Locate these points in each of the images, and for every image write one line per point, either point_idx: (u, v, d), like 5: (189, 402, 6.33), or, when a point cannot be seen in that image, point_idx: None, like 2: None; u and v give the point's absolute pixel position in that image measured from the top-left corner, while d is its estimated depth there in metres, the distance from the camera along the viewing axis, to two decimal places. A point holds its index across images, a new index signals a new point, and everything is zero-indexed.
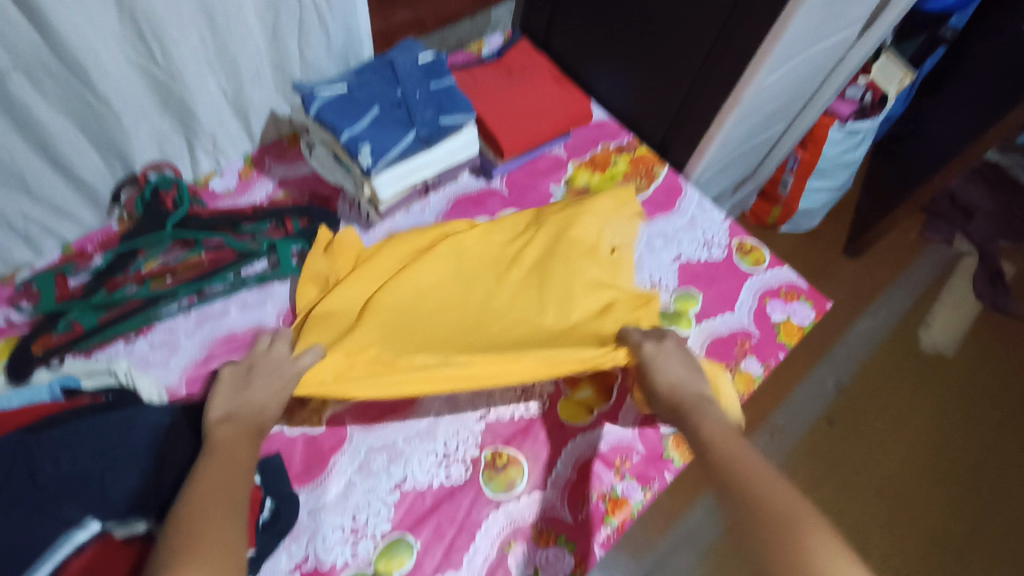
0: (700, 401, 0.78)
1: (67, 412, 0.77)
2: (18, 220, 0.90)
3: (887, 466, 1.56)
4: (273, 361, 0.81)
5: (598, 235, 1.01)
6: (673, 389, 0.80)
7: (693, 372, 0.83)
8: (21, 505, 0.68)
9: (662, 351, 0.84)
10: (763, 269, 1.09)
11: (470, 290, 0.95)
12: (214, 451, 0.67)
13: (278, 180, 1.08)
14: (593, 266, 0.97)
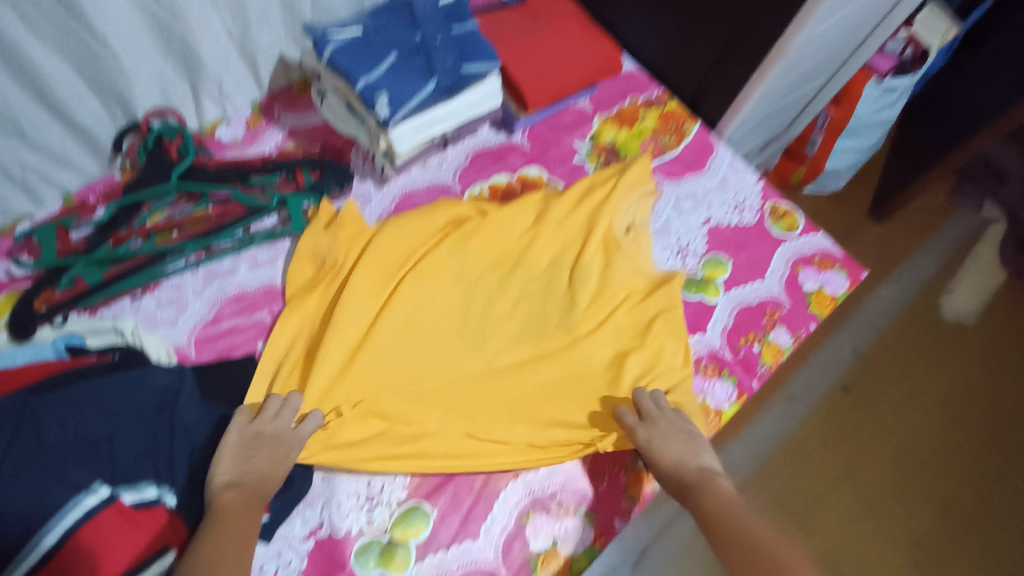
0: (704, 478, 0.74)
1: (73, 372, 0.74)
2: (15, 168, 0.85)
3: (901, 434, 1.43)
4: (281, 432, 0.74)
5: (613, 214, 0.94)
6: (677, 470, 0.75)
7: (693, 443, 0.78)
8: (27, 466, 0.66)
9: (657, 432, 0.78)
10: (796, 235, 1.03)
11: (481, 265, 0.91)
12: (221, 519, 0.65)
13: (288, 130, 1.02)
14: (603, 257, 0.92)
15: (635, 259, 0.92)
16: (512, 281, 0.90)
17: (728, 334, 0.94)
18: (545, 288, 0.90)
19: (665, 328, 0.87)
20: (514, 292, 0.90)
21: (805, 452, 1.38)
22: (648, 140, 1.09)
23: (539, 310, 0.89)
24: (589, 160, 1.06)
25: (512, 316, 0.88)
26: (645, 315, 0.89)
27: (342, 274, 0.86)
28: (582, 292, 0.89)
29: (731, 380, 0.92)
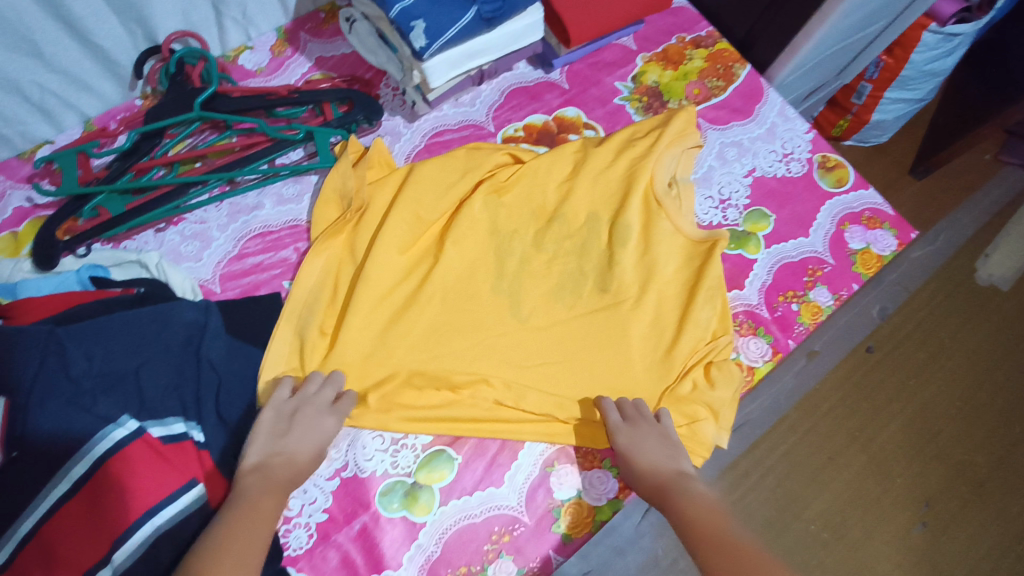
0: (681, 482, 0.69)
1: (99, 303, 0.73)
2: (33, 90, 0.82)
3: (919, 397, 1.36)
4: (319, 409, 0.72)
5: (654, 168, 0.87)
6: (652, 471, 0.70)
7: (671, 447, 0.73)
8: (56, 396, 0.65)
9: (638, 433, 0.73)
10: (845, 190, 0.98)
11: (516, 220, 0.87)
12: (243, 496, 0.62)
13: (315, 59, 0.97)
14: (643, 215, 0.86)
15: (675, 221, 0.86)
16: (547, 238, 0.86)
17: (767, 292, 0.91)
18: (580, 246, 0.86)
19: (705, 298, 0.82)
20: (549, 250, 0.86)
21: (818, 407, 1.34)
22: (694, 82, 1.02)
23: (575, 267, 0.86)
24: (630, 102, 1.00)
25: (545, 274, 0.85)
26: (684, 278, 0.84)
27: (369, 214, 0.83)
28: (622, 251, 0.85)
29: (767, 338, 0.89)
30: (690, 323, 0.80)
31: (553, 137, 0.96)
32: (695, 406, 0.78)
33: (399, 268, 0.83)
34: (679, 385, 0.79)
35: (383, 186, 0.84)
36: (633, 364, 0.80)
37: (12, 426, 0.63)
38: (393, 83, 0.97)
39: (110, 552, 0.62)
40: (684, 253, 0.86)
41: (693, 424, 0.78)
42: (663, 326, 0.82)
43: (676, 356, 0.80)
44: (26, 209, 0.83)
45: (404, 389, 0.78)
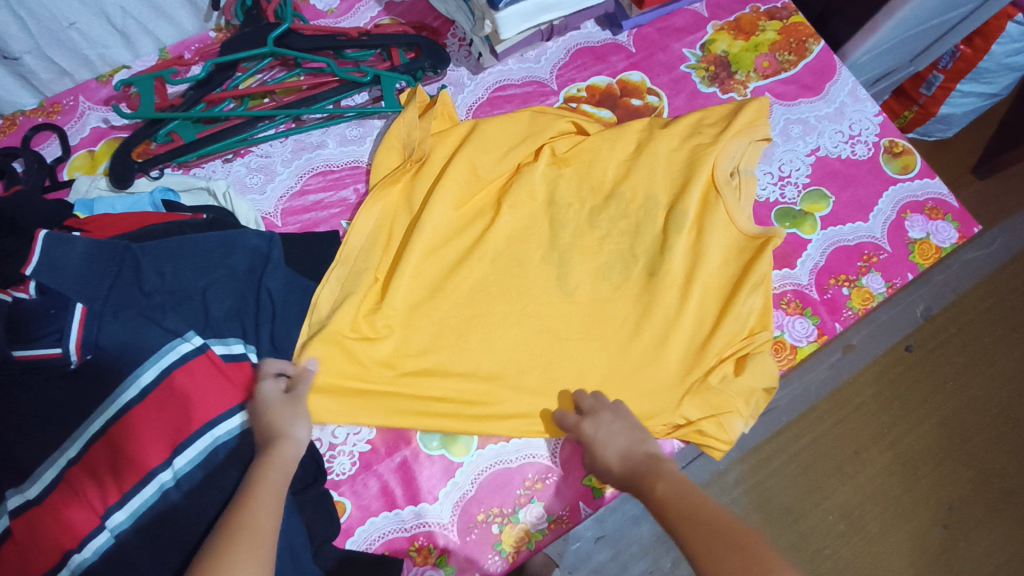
0: (653, 464, 0.66)
1: (171, 225, 0.76)
2: (116, 14, 0.83)
3: (952, 403, 1.33)
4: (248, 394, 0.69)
5: (718, 156, 0.83)
6: (623, 458, 0.68)
7: (636, 430, 0.70)
8: (129, 307, 0.69)
9: (602, 423, 0.72)
10: (910, 177, 0.96)
11: (573, 194, 0.86)
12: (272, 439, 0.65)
13: (385, 4, 0.97)
14: (700, 205, 0.84)
15: (732, 212, 0.82)
16: (602, 214, 0.85)
17: (818, 273, 0.90)
18: (634, 227, 0.84)
19: (748, 293, 0.79)
20: (602, 228, 0.85)
21: (852, 400, 1.32)
22: (764, 55, 1.00)
23: (627, 249, 0.84)
24: (696, 70, 0.98)
25: (596, 240, 0.84)
26: (729, 273, 0.82)
27: (428, 166, 0.84)
28: (675, 237, 0.82)
29: (814, 318, 0.88)
30: (731, 313, 0.79)
31: (615, 100, 0.95)
32: (726, 398, 0.77)
33: (453, 222, 0.84)
34: (709, 377, 0.77)
35: (445, 138, 0.85)
36: (678, 330, 0.80)
37: (89, 332, 0.66)
38: (460, 34, 0.97)
39: (172, 457, 0.67)
40: (734, 247, 0.83)
41: (719, 415, 0.76)
42: (703, 317, 0.81)
43: (710, 348, 0.78)
44: (103, 130, 0.86)
45: (450, 337, 0.80)
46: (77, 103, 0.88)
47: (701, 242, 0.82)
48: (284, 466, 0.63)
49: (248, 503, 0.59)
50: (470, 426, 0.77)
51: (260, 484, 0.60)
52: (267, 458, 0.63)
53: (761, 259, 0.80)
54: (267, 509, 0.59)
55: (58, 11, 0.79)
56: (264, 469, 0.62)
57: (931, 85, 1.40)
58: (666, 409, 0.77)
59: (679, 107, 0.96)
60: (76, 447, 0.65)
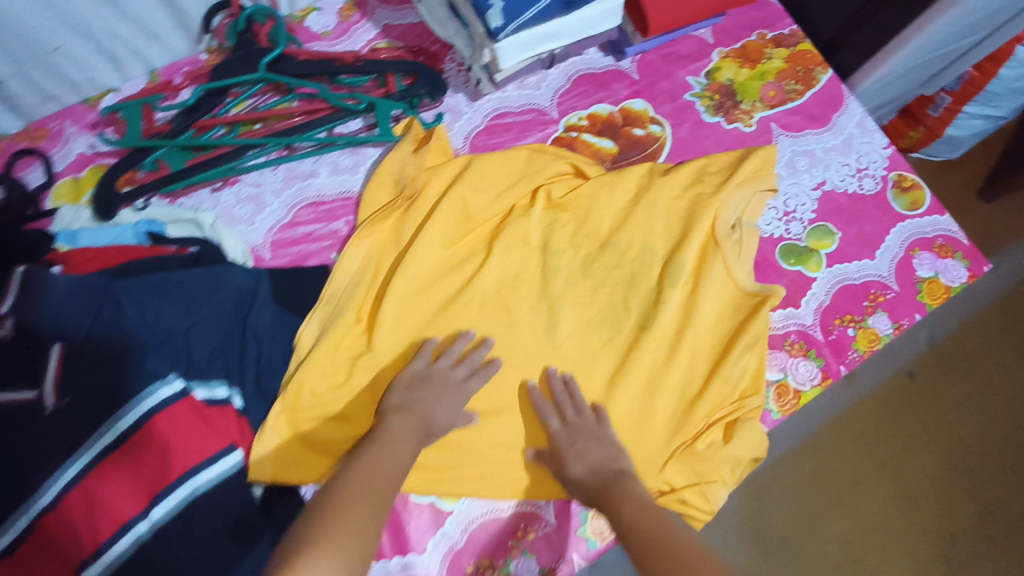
0: (623, 483, 0.70)
1: (155, 261, 0.73)
2: (104, 37, 0.81)
3: (956, 433, 1.30)
4: (454, 382, 0.76)
5: (720, 208, 0.85)
6: (591, 473, 0.72)
7: (607, 447, 0.74)
8: (109, 349, 0.66)
9: (578, 438, 0.75)
10: (919, 213, 0.93)
11: (568, 240, 0.86)
12: (392, 436, 0.69)
13: (382, 27, 0.93)
14: (699, 256, 0.85)
15: (730, 268, 0.84)
16: (597, 261, 0.85)
17: (823, 313, 0.88)
18: (629, 277, 0.85)
19: (741, 352, 0.79)
20: (595, 277, 0.84)
21: (852, 430, 1.29)
22: (770, 84, 0.97)
23: (619, 300, 0.84)
24: (701, 99, 0.95)
25: (589, 291, 0.84)
26: (723, 330, 0.82)
27: (419, 203, 0.82)
28: (671, 291, 0.83)
29: (818, 361, 0.86)
30: (723, 371, 0.79)
31: (616, 130, 0.93)
32: (712, 465, 0.76)
33: (443, 261, 0.83)
34: (696, 443, 0.76)
35: (440, 171, 0.83)
36: (666, 387, 0.79)
37: (64, 374, 0.64)
38: (458, 59, 0.94)
39: (149, 507, 0.63)
40: (733, 303, 0.84)
41: (703, 484, 0.75)
42: (692, 376, 0.80)
43: (697, 412, 0.78)
44: (89, 156, 0.83)
45: None
46: (63, 128, 0.85)
47: (695, 296, 0.83)
48: (398, 461, 0.67)
49: (346, 491, 0.62)
50: (457, 487, 0.76)
51: (370, 477, 0.64)
52: (382, 450, 0.67)
53: (757, 319, 0.81)
54: (370, 500, 0.62)
55: (43, 33, 0.76)
56: (373, 458, 0.66)
57: (938, 106, 1.37)
58: (650, 473, 0.77)
59: (683, 138, 0.93)
60: (73, 470, 0.61)
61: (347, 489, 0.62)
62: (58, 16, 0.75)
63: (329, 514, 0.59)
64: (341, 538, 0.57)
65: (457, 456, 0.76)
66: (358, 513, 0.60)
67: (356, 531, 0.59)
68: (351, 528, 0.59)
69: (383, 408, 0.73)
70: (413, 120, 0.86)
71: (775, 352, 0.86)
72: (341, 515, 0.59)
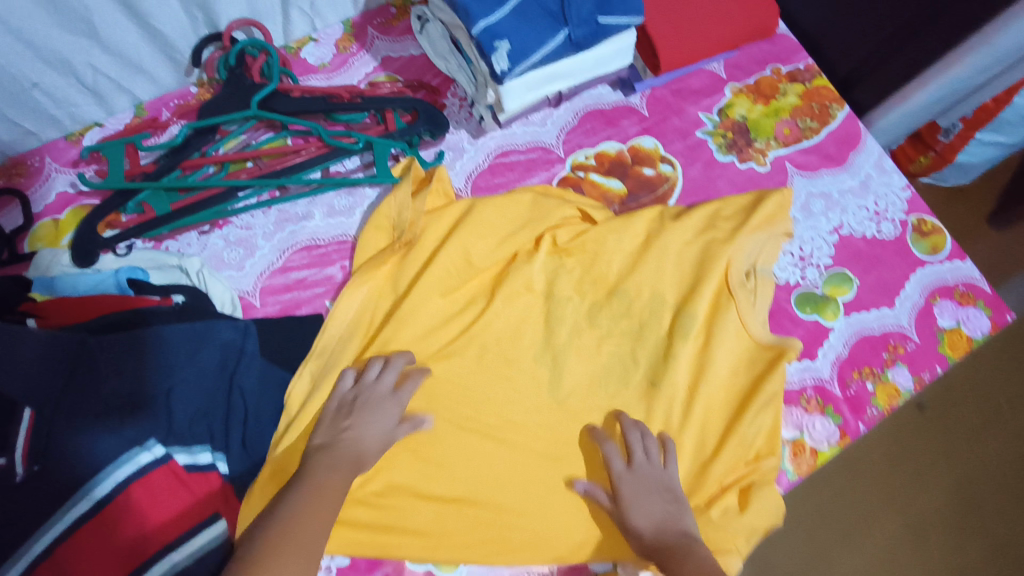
0: (685, 545, 0.66)
1: (137, 314, 0.69)
2: (85, 72, 0.76)
3: (967, 464, 1.22)
4: (381, 397, 0.70)
5: (734, 255, 0.81)
6: (656, 530, 0.67)
7: (673, 502, 0.69)
8: (83, 413, 0.61)
9: (642, 488, 0.70)
10: (938, 259, 0.89)
11: (574, 287, 0.82)
12: (317, 474, 0.63)
13: (381, 59, 0.89)
14: (711, 306, 0.81)
15: (745, 318, 0.79)
16: (603, 310, 0.81)
17: (840, 366, 0.84)
18: (637, 326, 0.81)
19: (756, 411, 0.75)
20: (602, 326, 0.80)
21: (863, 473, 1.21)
22: (785, 121, 0.93)
23: (627, 352, 0.80)
24: (713, 137, 0.91)
25: (596, 342, 0.80)
26: (736, 387, 0.79)
27: (418, 249, 0.78)
28: (681, 344, 0.79)
29: (835, 417, 0.82)
30: (736, 434, 0.75)
31: (626, 169, 0.89)
32: (727, 534, 0.71)
33: (443, 310, 0.79)
34: (710, 509, 0.72)
35: (439, 216, 0.79)
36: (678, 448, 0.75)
37: (35, 440, 0.58)
38: (460, 93, 0.89)
39: None
40: (748, 356, 0.80)
41: (717, 554, 0.70)
42: (703, 436, 0.76)
43: (710, 474, 0.74)
44: (71, 196, 0.79)
45: (440, 442, 0.75)
46: (44, 165, 0.81)
47: (708, 349, 0.79)
48: (325, 507, 0.61)
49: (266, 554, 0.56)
50: (456, 556, 0.71)
51: (286, 531, 0.58)
52: (308, 489, 0.62)
53: (774, 376, 0.77)
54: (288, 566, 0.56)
55: (18, 70, 0.72)
56: (298, 507, 0.60)
57: (949, 132, 1.29)
58: None
59: (694, 178, 0.89)
60: (45, 541, 0.56)
61: (280, 536, 0.57)
62: (34, 52, 0.72)
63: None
64: None
65: (456, 522, 0.72)
66: (283, 563, 0.56)
67: None
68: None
69: (309, 448, 0.67)
70: (413, 161, 0.82)
71: (790, 408, 0.82)
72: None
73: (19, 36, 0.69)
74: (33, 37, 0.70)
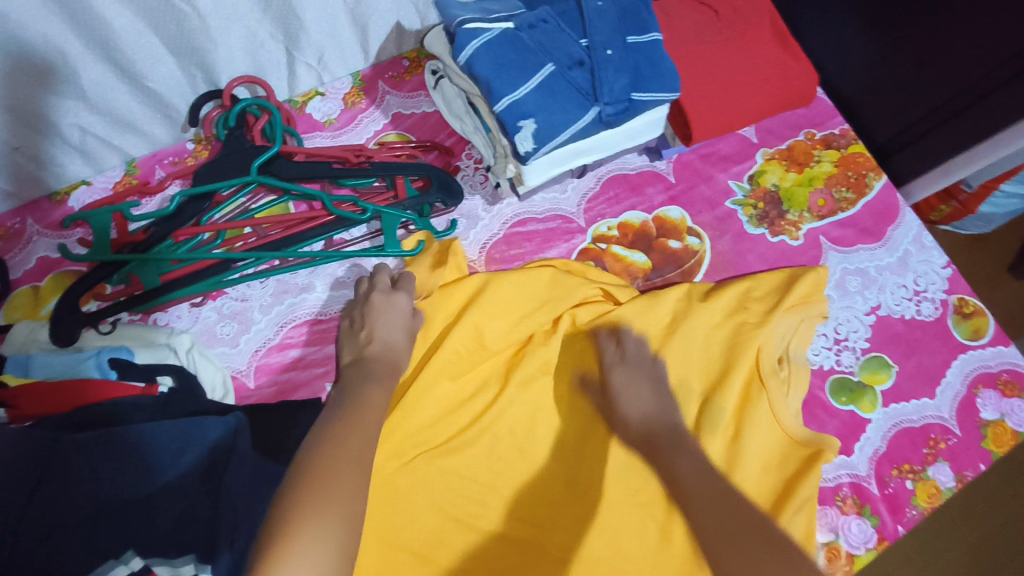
0: (675, 434, 0.65)
1: (118, 406, 0.64)
2: (72, 132, 0.71)
3: None
4: (386, 294, 0.71)
5: (766, 339, 0.75)
6: (644, 418, 0.68)
7: (664, 394, 0.69)
8: (53, 519, 0.54)
9: (632, 377, 0.70)
10: (982, 343, 0.83)
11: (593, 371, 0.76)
12: (364, 379, 0.64)
13: (392, 116, 0.84)
14: (741, 396, 0.74)
15: (776, 409, 0.73)
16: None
17: (878, 462, 0.78)
18: None
19: (789, 518, 0.69)
20: None
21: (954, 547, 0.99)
22: (819, 191, 0.88)
23: None
24: (743, 207, 0.86)
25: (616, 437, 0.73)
26: (767, 486, 0.72)
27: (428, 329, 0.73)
28: (710, 439, 0.72)
29: (873, 519, 0.75)
30: None
31: (650, 241, 0.83)
32: None
33: (451, 396, 0.72)
34: None
35: (450, 294, 0.73)
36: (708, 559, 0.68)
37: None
38: (476, 155, 0.84)
39: None
40: (780, 450, 0.74)
41: None
42: None
43: None
44: (54, 262, 0.74)
45: (443, 546, 0.67)
46: (25, 227, 0.75)
47: (738, 443, 0.72)
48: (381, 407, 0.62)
49: (336, 436, 0.56)
50: None
51: (353, 428, 0.58)
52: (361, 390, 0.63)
53: (810, 475, 0.71)
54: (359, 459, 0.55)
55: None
56: (359, 410, 0.60)
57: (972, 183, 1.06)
58: None
59: (723, 251, 0.84)
60: None
61: (341, 432, 0.57)
62: (18, 117, 0.67)
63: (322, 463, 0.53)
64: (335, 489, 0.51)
65: None
66: (360, 444, 0.56)
67: (346, 485, 0.52)
68: (345, 478, 0.52)
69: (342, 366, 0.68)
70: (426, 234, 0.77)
71: (824, 508, 0.75)
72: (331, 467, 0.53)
73: (0, 103, 0.64)
74: (17, 103, 0.65)
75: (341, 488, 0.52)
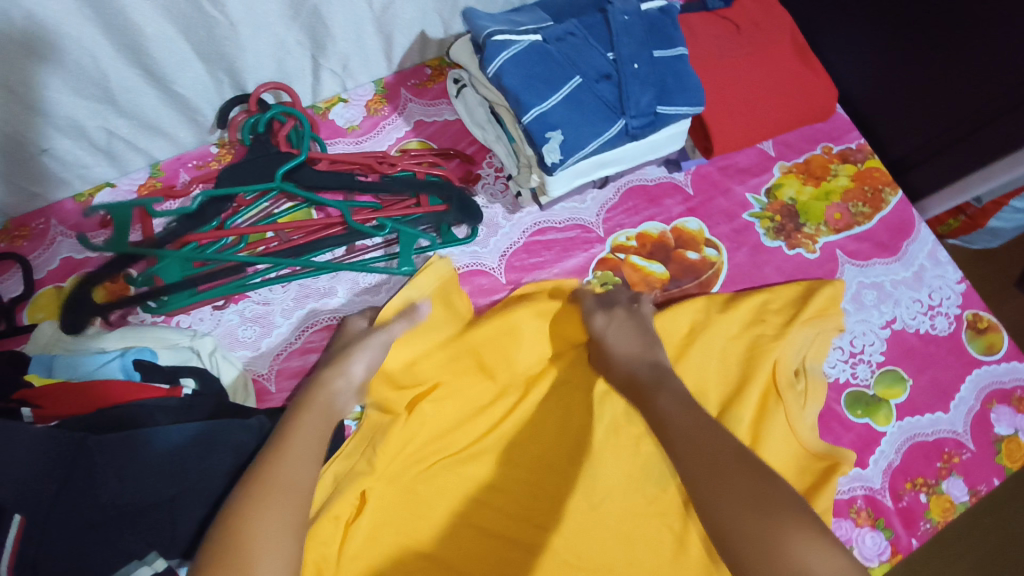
0: (658, 371, 0.66)
1: (139, 408, 0.63)
2: (99, 135, 0.72)
3: None
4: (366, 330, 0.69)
5: (782, 351, 0.76)
6: (629, 357, 0.68)
7: (646, 338, 0.70)
8: (77, 521, 0.55)
9: (613, 319, 0.72)
10: (996, 359, 0.83)
11: None
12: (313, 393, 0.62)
13: (414, 124, 0.85)
14: (758, 408, 0.74)
15: (793, 421, 0.74)
16: None
17: (892, 475, 0.78)
18: None
19: None
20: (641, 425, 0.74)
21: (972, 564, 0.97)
22: (835, 205, 0.88)
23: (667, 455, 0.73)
24: (761, 219, 0.87)
25: (633, 449, 0.73)
26: None
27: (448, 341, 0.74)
28: None
29: (887, 532, 0.76)
30: None
31: (668, 252, 0.84)
32: None
33: (471, 403, 0.73)
34: None
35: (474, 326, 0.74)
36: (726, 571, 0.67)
37: (23, 550, 0.52)
38: (496, 163, 0.85)
39: None
40: (798, 463, 0.73)
41: None
42: None
43: None
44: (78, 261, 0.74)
45: (459, 553, 0.67)
46: (48, 227, 0.76)
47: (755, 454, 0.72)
48: (324, 427, 0.60)
49: (277, 449, 0.56)
50: None
51: (292, 441, 0.57)
52: (298, 407, 0.61)
53: (826, 487, 0.71)
54: (301, 483, 0.54)
55: (28, 138, 0.68)
56: (298, 421, 0.59)
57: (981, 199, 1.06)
58: None
59: (740, 262, 0.84)
60: None
61: (277, 444, 0.56)
62: (48, 121, 0.67)
63: (264, 476, 0.53)
64: (276, 507, 0.51)
65: None
66: (306, 462, 0.56)
67: (285, 507, 0.51)
68: (285, 501, 0.52)
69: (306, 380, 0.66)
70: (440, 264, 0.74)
71: (839, 520, 0.76)
72: (274, 483, 0.52)
73: (34, 106, 0.65)
74: (51, 108, 0.66)
75: (282, 509, 0.51)
